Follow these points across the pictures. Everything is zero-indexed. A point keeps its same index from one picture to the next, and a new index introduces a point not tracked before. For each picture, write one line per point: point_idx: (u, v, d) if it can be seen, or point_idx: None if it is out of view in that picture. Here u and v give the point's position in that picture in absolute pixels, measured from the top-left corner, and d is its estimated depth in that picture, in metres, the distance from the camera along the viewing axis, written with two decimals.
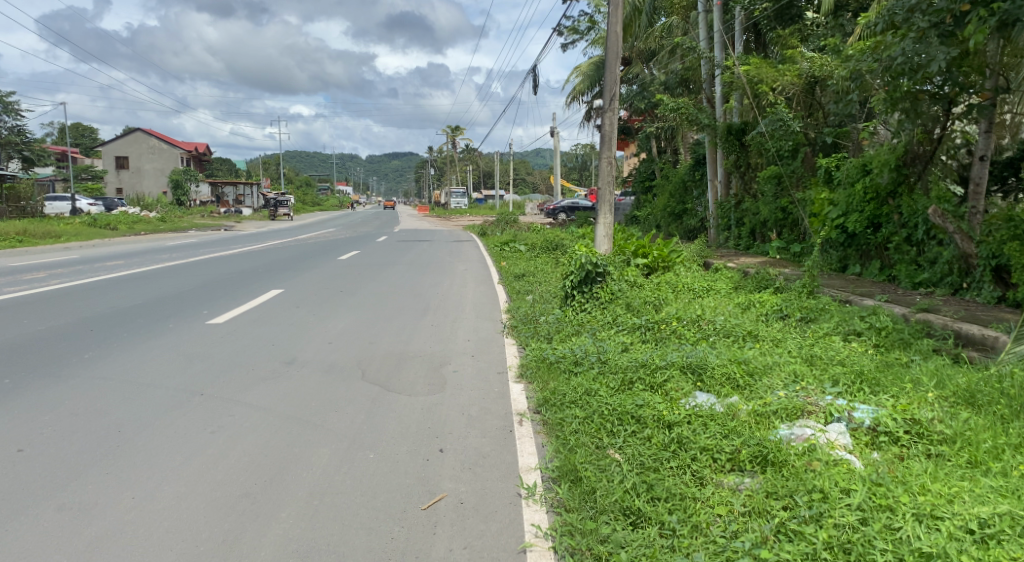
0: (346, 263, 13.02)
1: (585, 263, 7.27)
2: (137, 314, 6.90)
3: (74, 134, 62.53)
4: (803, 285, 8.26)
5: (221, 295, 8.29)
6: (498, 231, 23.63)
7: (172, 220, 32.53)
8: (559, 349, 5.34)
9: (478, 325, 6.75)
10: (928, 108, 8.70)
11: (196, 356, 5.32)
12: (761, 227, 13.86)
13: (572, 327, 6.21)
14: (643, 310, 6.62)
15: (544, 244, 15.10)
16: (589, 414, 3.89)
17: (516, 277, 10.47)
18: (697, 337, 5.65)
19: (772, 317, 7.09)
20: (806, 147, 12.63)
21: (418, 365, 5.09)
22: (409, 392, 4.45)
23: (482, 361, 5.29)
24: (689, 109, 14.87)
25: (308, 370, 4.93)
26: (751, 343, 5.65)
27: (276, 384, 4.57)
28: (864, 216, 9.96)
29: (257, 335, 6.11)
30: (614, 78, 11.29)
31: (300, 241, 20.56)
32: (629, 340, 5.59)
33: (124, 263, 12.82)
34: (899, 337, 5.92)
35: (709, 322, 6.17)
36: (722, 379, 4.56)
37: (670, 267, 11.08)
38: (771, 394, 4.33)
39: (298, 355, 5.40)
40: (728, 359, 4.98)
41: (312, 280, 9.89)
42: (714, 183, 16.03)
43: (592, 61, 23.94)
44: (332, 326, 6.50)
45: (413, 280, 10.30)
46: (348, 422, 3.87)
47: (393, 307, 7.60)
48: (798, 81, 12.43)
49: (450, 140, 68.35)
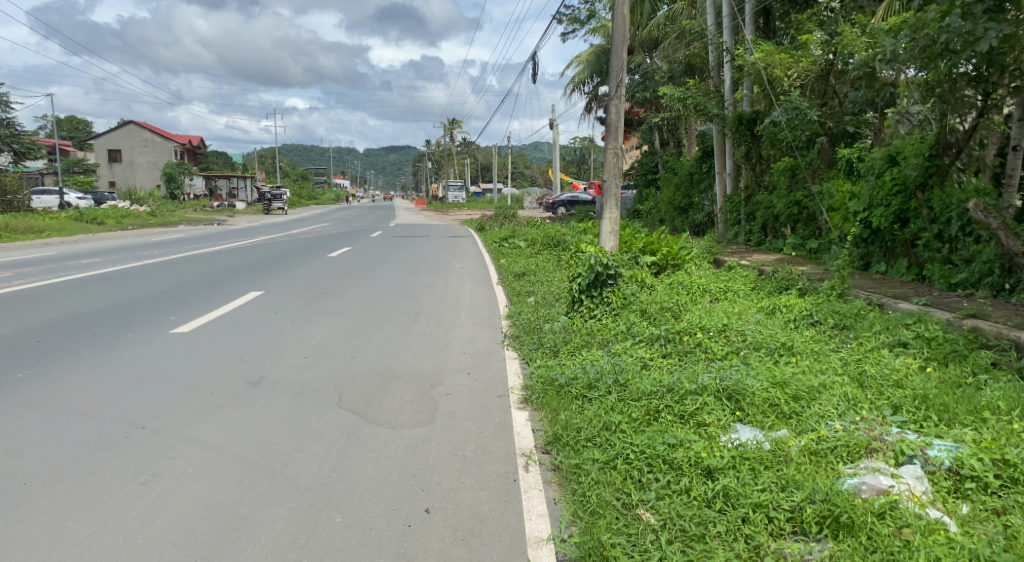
0: (337, 260, 12.27)
1: (595, 264, 6.49)
2: (94, 322, 6.15)
3: (68, 128, 61.65)
4: (832, 287, 7.59)
5: (194, 298, 7.53)
6: (496, 226, 22.86)
7: (164, 214, 31.67)
8: (568, 367, 4.59)
9: (475, 335, 6.03)
10: (967, 93, 7.91)
11: (149, 375, 4.57)
12: (774, 223, 13.14)
13: (582, 338, 5.48)
14: (661, 318, 5.87)
15: (545, 240, 14.37)
16: (611, 457, 3.17)
17: (515, 277, 9.79)
18: (726, 352, 4.92)
19: (802, 325, 6.35)
20: (823, 137, 12.02)
21: (404, 387, 4.37)
22: (393, 423, 3.74)
23: (479, 382, 4.55)
24: (697, 99, 13.96)
25: (275, 394, 4.20)
26: (788, 357, 4.94)
27: (237, 413, 3.87)
28: (890, 210, 9.20)
29: (224, 348, 5.36)
30: (622, 63, 10.52)
31: (292, 237, 19.80)
32: (648, 355, 4.86)
33: (100, 260, 12.02)
34: (953, 350, 5.16)
35: (737, 333, 5.44)
36: (766, 408, 3.86)
37: (681, 265, 10.35)
38: (826, 428, 3.63)
39: (266, 374, 4.66)
40: (768, 381, 4.26)
41: (297, 281, 9.15)
42: (723, 176, 15.29)
43: (592, 50, 23.11)
44: (312, 336, 5.77)
45: (406, 280, 9.58)
46: (315, 467, 3.16)
47: (380, 313, 6.86)
48: (813, 68, 11.93)
49: (448, 133, 67.62)
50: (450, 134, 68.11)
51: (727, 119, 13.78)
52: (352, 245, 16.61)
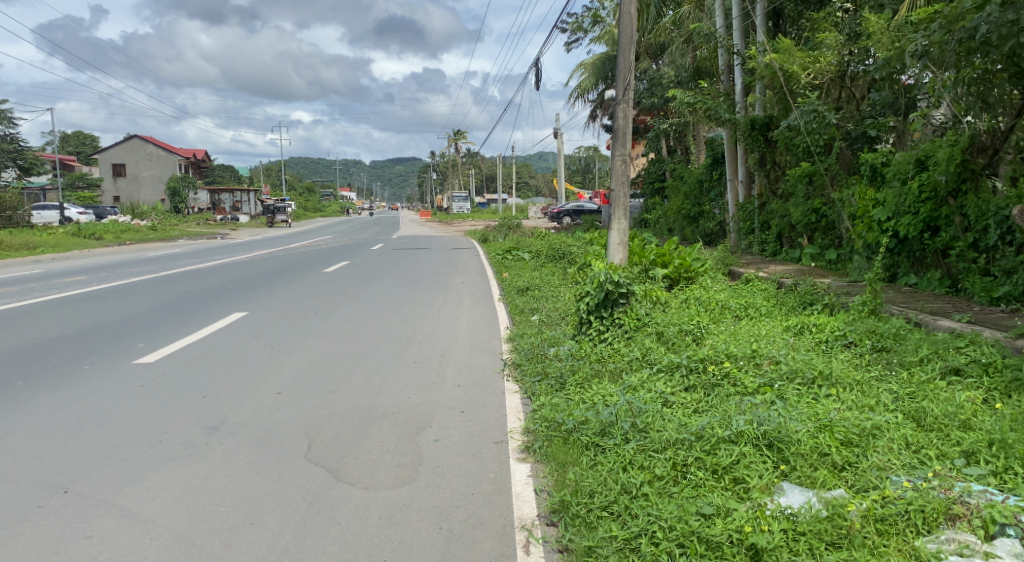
0: (331, 276, 11.67)
1: (605, 282, 5.84)
2: (53, 350, 5.55)
3: (74, 143, 61.50)
4: (863, 303, 6.93)
5: (170, 321, 6.92)
6: (500, 237, 22.31)
7: (164, 229, 31.26)
8: (577, 406, 3.94)
9: (473, 362, 5.40)
10: (1005, 91, 7.21)
11: (95, 416, 3.93)
12: (790, 231, 12.51)
13: (592, 368, 4.86)
14: (681, 344, 5.22)
15: (550, 251, 13.73)
16: (633, 534, 2.56)
17: (519, 292, 9.19)
18: (758, 385, 4.31)
19: (834, 348, 5.69)
20: (841, 141, 11.38)
21: (388, 432, 3.75)
22: (367, 482, 3.12)
23: (474, 423, 3.93)
24: (707, 103, 13.30)
25: (236, 443, 3.58)
26: (829, 391, 4.31)
27: (185, 468, 3.24)
28: (919, 218, 8.50)
29: (189, 380, 4.72)
30: (631, 65, 9.90)
31: (290, 250, 19.24)
32: (669, 390, 4.25)
33: (86, 278, 11.45)
34: (1018, 378, 4.45)
35: (769, 361, 4.79)
36: (815, 461, 3.22)
37: (695, 278, 9.70)
38: (892, 487, 2.98)
39: (229, 413, 4.03)
40: (815, 424, 3.61)
41: (286, 300, 8.56)
42: (736, 184, 14.69)
43: (597, 57, 22.53)
44: (289, 366, 5.15)
45: (403, 298, 8.98)
46: (262, 551, 2.54)
47: (370, 338, 6.24)
48: (831, 69, 11.31)
49: (452, 143, 67.31)
50: (455, 144, 67.77)
51: (740, 125, 13.14)
52: (350, 258, 15.96)
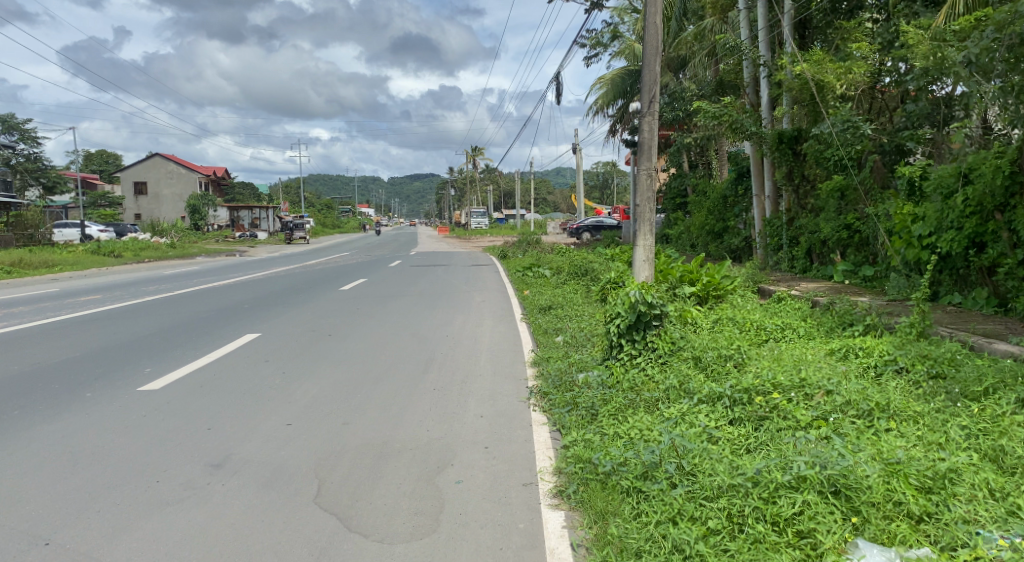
0: (348, 295, 11.42)
1: (637, 303, 5.43)
2: (57, 376, 5.30)
3: (99, 162, 62.74)
4: (911, 325, 6.49)
5: (180, 344, 6.66)
6: (519, 253, 22.03)
7: (184, 246, 31.40)
8: (614, 444, 3.56)
9: (496, 390, 5.06)
10: None
11: (90, 451, 3.64)
12: (820, 247, 12.07)
13: (626, 398, 4.48)
14: (722, 372, 4.83)
15: (572, 268, 13.36)
16: None
17: (541, 311, 8.87)
18: (812, 419, 3.91)
19: (885, 375, 5.26)
20: (875, 155, 10.91)
21: (406, 472, 3.41)
22: (381, 533, 2.78)
23: (500, 461, 3.58)
24: (733, 116, 12.65)
25: (240, 484, 3.26)
26: (891, 427, 3.90)
27: (180, 515, 2.93)
28: (963, 234, 8.01)
29: (195, 410, 4.44)
30: (656, 77, 9.59)
31: (307, 267, 19.06)
32: (714, 425, 3.87)
33: (100, 297, 11.31)
34: None
35: (820, 392, 4.38)
36: (890, 513, 2.82)
37: (724, 297, 9.31)
38: (985, 545, 2.58)
39: (235, 448, 3.73)
40: (885, 467, 3.19)
41: (301, 321, 8.29)
42: (762, 199, 14.27)
43: (617, 72, 22.25)
44: (301, 394, 4.84)
45: (420, 318, 8.68)
46: None
47: (386, 362, 5.92)
48: (864, 80, 10.89)
49: (470, 159, 67.44)
50: (473, 161, 67.99)
51: (767, 138, 12.71)
52: (367, 276, 15.74)
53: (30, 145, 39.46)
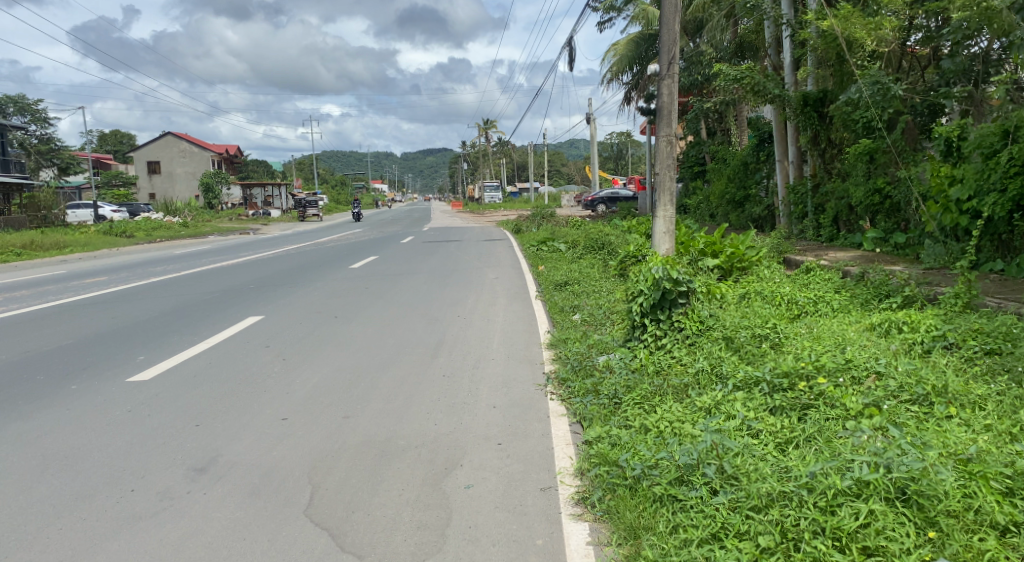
0: (357, 273, 11.06)
1: (661, 279, 5.01)
2: (43, 367, 5.00)
3: (112, 143, 62.72)
4: (956, 296, 6.00)
5: (177, 328, 6.34)
6: (533, 227, 21.53)
7: (197, 225, 31.21)
8: (643, 442, 3.16)
9: (509, 376, 4.68)
10: None
11: (63, 455, 3.31)
12: (848, 214, 11.48)
13: (652, 384, 4.08)
14: (755, 354, 4.40)
15: (588, 241, 12.87)
16: None
17: (557, 287, 8.46)
18: (863, 407, 3.48)
19: (935, 352, 4.78)
20: (907, 115, 10.09)
21: (409, 475, 3.05)
22: (378, 554, 2.42)
23: (515, 460, 3.21)
24: (754, 77, 11.96)
25: (223, 492, 2.92)
26: (954, 415, 3.45)
27: (151, 533, 2.59)
28: (1007, 196, 7.39)
29: (184, 403, 4.11)
30: (675, 37, 8.96)
31: (318, 245, 18.74)
32: (753, 415, 3.45)
33: (104, 279, 11.05)
34: None
35: (869, 375, 3.95)
36: (972, 525, 2.38)
37: (749, 268, 8.84)
38: None
39: (222, 448, 3.39)
40: (958, 465, 2.74)
41: (306, 302, 7.95)
42: (785, 164, 13.61)
43: (631, 37, 21.39)
44: (299, 384, 4.49)
45: (430, 297, 8.29)
46: None
47: (393, 347, 5.55)
48: (896, 35, 10.19)
49: (481, 132, 66.54)
50: (484, 134, 67.16)
51: (791, 101, 11.94)
52: (378, 254, 15.33)
53: (40, 127, 39.33)
